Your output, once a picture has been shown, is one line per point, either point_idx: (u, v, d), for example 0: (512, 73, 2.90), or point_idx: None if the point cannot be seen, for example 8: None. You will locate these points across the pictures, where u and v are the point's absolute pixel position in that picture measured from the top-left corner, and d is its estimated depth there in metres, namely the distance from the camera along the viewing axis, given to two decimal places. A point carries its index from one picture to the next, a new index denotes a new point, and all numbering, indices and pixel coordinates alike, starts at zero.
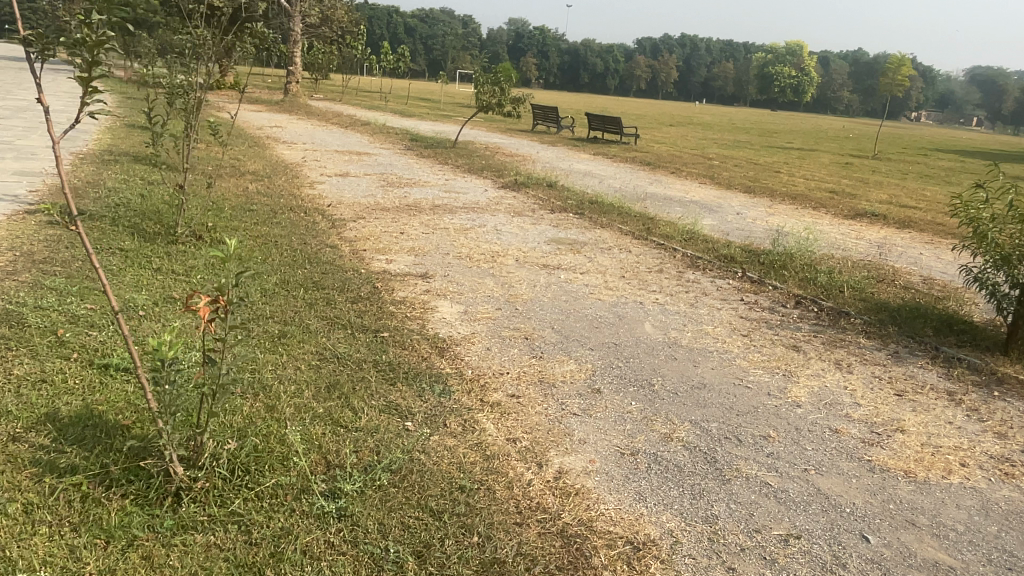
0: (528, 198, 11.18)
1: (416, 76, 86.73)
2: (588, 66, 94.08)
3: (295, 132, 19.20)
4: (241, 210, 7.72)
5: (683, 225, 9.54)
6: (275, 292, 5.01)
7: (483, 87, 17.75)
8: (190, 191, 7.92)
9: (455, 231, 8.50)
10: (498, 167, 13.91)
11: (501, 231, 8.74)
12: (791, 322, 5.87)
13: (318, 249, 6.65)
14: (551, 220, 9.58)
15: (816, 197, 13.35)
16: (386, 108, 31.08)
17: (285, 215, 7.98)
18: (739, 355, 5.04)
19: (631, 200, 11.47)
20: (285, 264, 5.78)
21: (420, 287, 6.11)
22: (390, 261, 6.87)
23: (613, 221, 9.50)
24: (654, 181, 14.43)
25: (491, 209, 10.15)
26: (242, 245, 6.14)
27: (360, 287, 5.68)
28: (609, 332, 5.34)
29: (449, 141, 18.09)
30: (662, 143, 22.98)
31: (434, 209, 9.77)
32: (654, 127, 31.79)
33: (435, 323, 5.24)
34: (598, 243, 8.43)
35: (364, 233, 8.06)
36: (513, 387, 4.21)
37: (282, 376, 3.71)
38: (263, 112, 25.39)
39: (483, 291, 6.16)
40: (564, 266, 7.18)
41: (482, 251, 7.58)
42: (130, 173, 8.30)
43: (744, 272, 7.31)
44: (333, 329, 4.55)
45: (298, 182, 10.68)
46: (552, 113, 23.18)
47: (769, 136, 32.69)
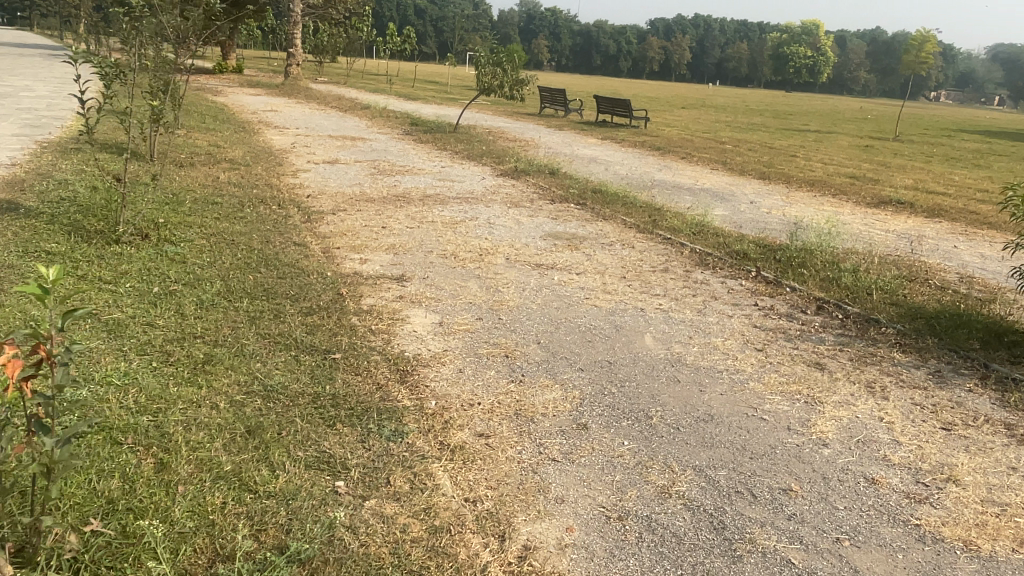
0: (526, 187, 10.42)
1: (424, 59, 85.54)
2: (599, 48, 92.56)
3: (291, 116, 18.50)
4: (205, 203, 7.06)
5: (693, 216, 8.76)
6: (213, 304, 4.35)
7: (484, 68, 16.92)
8: (150, 184, 7.26)
9: (442, 224, 7.79)
10: (499, 153, 13.18)
11: (493, 224, 8.02)
12: (814, 333, 5.13)
13: (281, 248, 5.97)
14: (549, 212, 8.84)
15: (837, 183, 12.52)
16: (389, 91, 30.30)
17: (254, 208, 7.29)
18: (753, 376, 4.32)
19: (638, 189, 10.68)
20: (236, 268, 5.11)
21: (392, 292, 5.41)
22: (363, 261, 6.18)
23: (616, 212, 8.76)
24: (664, 167, 13.60)
25: (485, 200, 9.41)
26: (192, 245, 5.48)
27: (321, 294, 4.99)
28: (602, 347, 4.62)
29: (450, 125, 17.33)
30: (674, 126, 22.11)
31: (423, 200, 9.05)
32: (666, 109, 30.81)
33: (402, 338, 4.54)
34: (599, 237, 7.69)
35: (342, 227, 7.36)
36: (481, 423, 3.51)
37: (191, 420, 3.06)
38: (259, 96, 24.62)
39: (462, 296, 5.46)
40: (558, 266, 6.47)
41: (468, 248, 6.86)
42: (88, 162, 7.66)
43: (759, 271, 6.55)
44: (272, 350, 3.88)
45: (279, 171, 9.98)
46: (558, 95, 22.32)
47: (784, 118, 31.59)
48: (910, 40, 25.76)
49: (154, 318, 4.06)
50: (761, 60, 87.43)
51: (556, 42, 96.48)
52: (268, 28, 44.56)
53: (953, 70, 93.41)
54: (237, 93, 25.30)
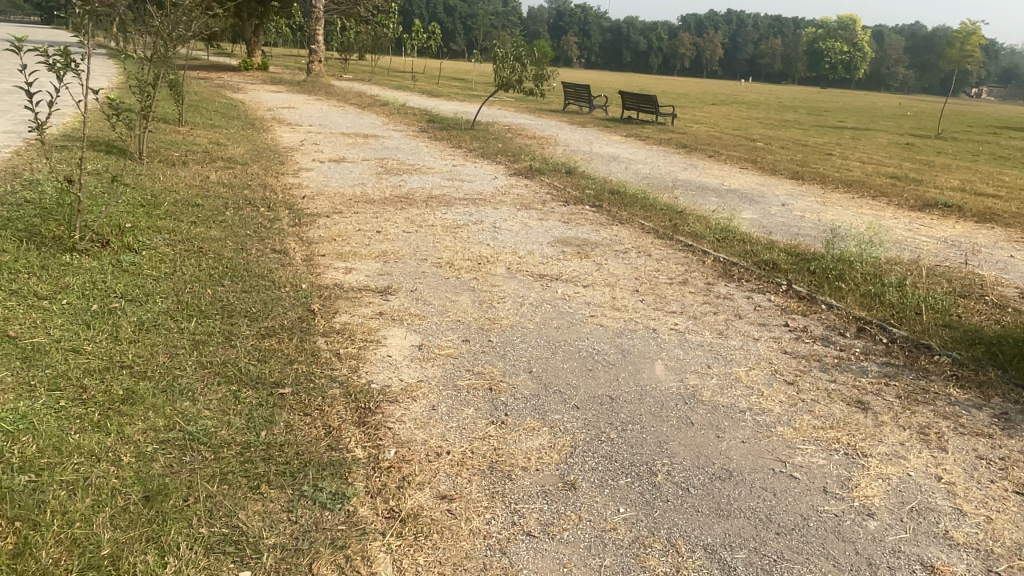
0: (540, 188, 9.78)
1: (452, 56, 85.09)
2: (629, 44, 91.30)
3: (306, 113, 18.06)
4: (185, 204, 6.55)
5: (718, 220, 8.04)
6: (155, 325, 3.81)
7: (503, 63, 16.28)
8: (130, 185, 6.80)
9: (442, 228, 7.20)
10: (514, 151, 12.56)
11: (498, 229, 7.40)
12: (855, 362, 4.42)
13: (256, 255, 5.43)
14: (561, 215, 8.19)
15: (876, 183, 11.66)
16: (412, 88, 29.85)
17: (239, 210, 6.76)
18: (782, 419, 3.63)
19: (660, 189, 9.98)
20: (196, 280, 4.57)
21: (372, 308, 4.82)
22: (348, 271, 5.61)
23: (634, 216, 8.08)
24: (690, 166, 12.84)
25: (493, 201, 8.80)
26: (154, 254, 4.96)
27: (287, 311, 4.43)
28: (605, 378, 3.97)
29: (467, 122, 16.73)
30: (702, 123, 21.27)
31: (427, 201, 8.47)
32: (696, 105, 29.85)
33: (372, 365, 3.94)
34: (613, 244, 7.03)
35: (333, 232, 6.81)
36: (446, 482, 2.89)
37: (80, 482, 2.49)
38: (279, 93, 24.27)
39: (451, 312, 4.85)
40: (564, 276, 5.83)
41: (466, 256, 6.25)
42: (69, 160, 7.22)
43: (791, 285, 5.84)
44: (209, 384, 3.31)
45: (279, 170, 9.49)
46: (582, 91, 21.60)
47: (819, 114, 30.45)
48: (954, 33, 24.52)
49: (82, 343, 3.51)
50: (796, 55, 85.41)
51: (585, 38, 95.42)
52: (293, 25, 44.42)
53: (995, 65, 90.55)
54: (257, 89, 25.01)
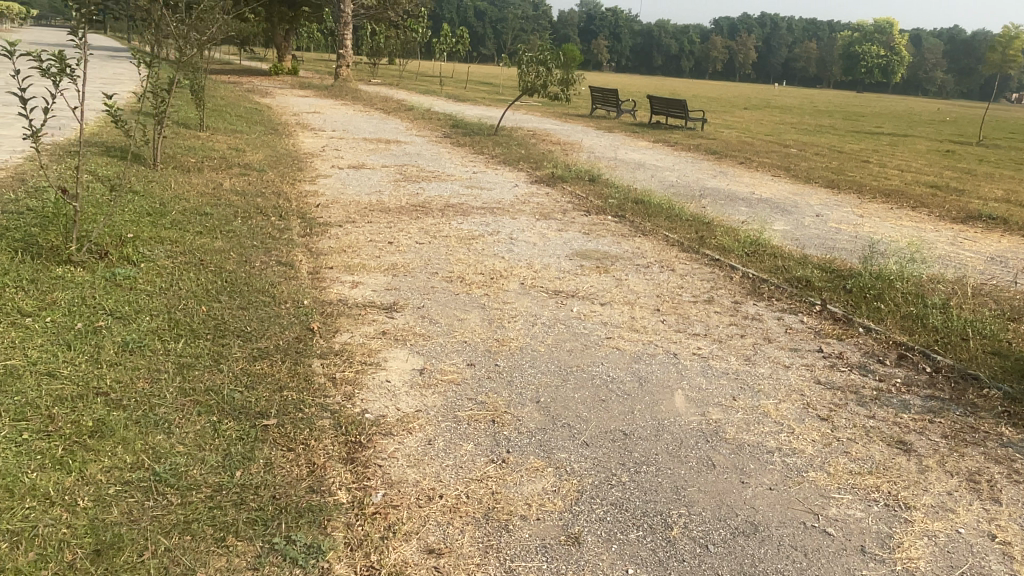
0: (561, 197, 9.48)
1: (482, 61, 85.17)
2: (660, 49, 90.54)
3: (331, 118, 17.99)
4: (193, 213, 6.38)
5: (747, 232, 7.65)
6: (140, 347, 3.59)
7: (528, 67, 16.02)
8: (140, 193, 6.66)
9: (457, 239, 6.94)
10: (537, 157, 12.28)
11: (515, 240, 7.12)
12: (895, 395, 4.05)
13: (260, 267, 5.22)
14: (582, 226, 7.88)
15: (915, 193, 11.15)
16: (440, 92, 29.74)
17: (249, 219, 6.57)
18: (815, 462, 3.29)
19: (686, 199, 9.63)
20: (191, 295, 4.36)
21: (376, 327, 4.57)
22: (354, 286, 5.37)
23: (658, 227, 7.75)
24: (719, 174, 12.43)
25: (512, 210, 8.52)
26: (152, 267, 4.77)
27: (284, 330, 4.19)
28: (620, 411, 3.66)
29: (491, 127, 16.50)
30: (733, 129, 20.77)
31: (443, 210, 8.23)
32: (727, 110, 29.28)
33: (370, 391, 3.68)
34: (634, 257, 6.70)
35: (344, 242, 6.60)
36: (436, 532, 2.61)
37: (27, 531, 2.26)
38: (305, 97, 24.32)
39: (458, 332, 4.58)
40: (581, 293, 5.52)
41: (479, 270, 5.98)
42: (81, 167, 7.11)
43: (825, 305, 5.47)
44: (188, 414, 3.08)
45: (295, 177, 9.33)
46: (610, 96, 21.24)
47: (855, 119, 29.64)
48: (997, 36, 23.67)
49: (59, 366, 3.31)
50: (831, 59, 83.83)
51: (615, 42, 94.87)
52: (323, 29, 44.74)
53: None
54: (285, 94, 25.09)
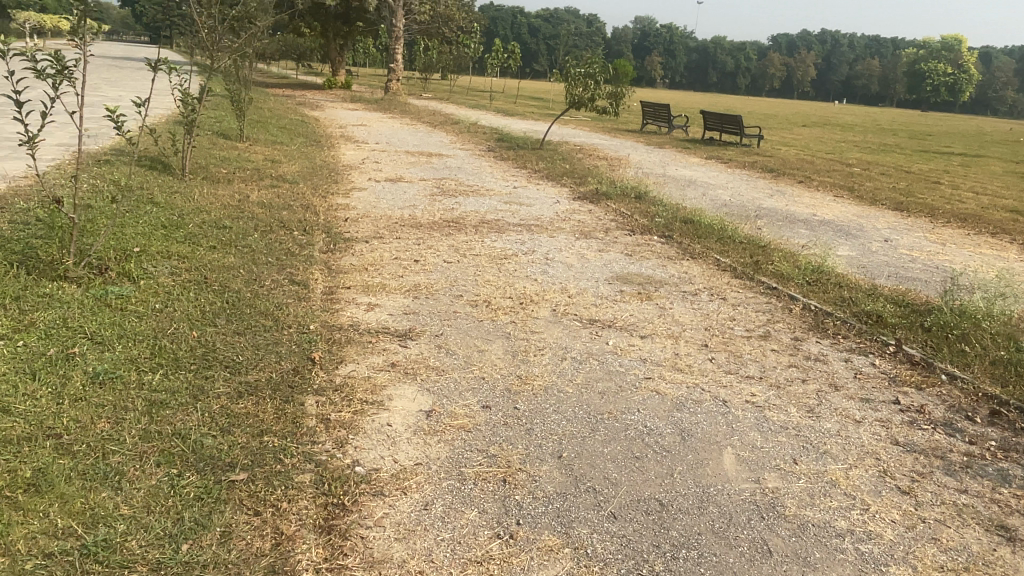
0: (604, 215, 8.93)
1: (534, 77, 85.26)
2: (716, 65, 89.09)
3: (376, 131, 17.82)
4: (211, 226, 6.06)
5: (807, 258, 6.97)
6: (111, 379, 3.19)
7: (576, 80, 15.54)
8: (160, 204, 6.40)
9: (488, 259, 6.46)
10: (582, 173, 11.75)
11: (551, 261, 6.61)
12: (992, 465, 3.38)
13: (269, 286, 4.82)
14: (624, 246, 7.31)
15: (994, 218, 10.22)
16: (489, 107, 29.52)
17: (269, 233, 6.22)
18: (896, 553, 2.66)
19: (740, 219, 8.96)
20: (185, 317, 3.96)
21: (386, 358, 4.10)
22: (370, 309, 4.92)
23: (708, 249, 7.13)
24: (776, 193, 11.68)
25: (550, 228, 8.01)
26: (151, 284, 4.41)
27: (281, 360, 3.75)
28: (656, 472, 3.09)
29: (537, 142, 16.05)
30: (791, 146, 19.86)
31: (477, 227, 7.77)
32: (785, 127, 28.19)
33: (366, 438, 3.20)
34: (681, 283, 6.11)
35: (368, 259, 6.19)
36: None
37: None
38: (353, 110, 24.38)
39: (476, 366, 4.07)
40: (619, 323, 4.96)
41: (508, 293, 5.47)
42: (107, 176, 6.93)
43: (900, 345, 4.78)
44: (145, 464, 2.64)
45: (328, 189, 9.02)
46: (662, 111, 20.58)
47: (922, 138, 28.19)
48: None
49: (16, 399, 2.93)
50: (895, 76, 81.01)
51: (669, 59, 93.79)
52: (376, 44, 45.28)
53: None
54: (335, 107, 25.18)
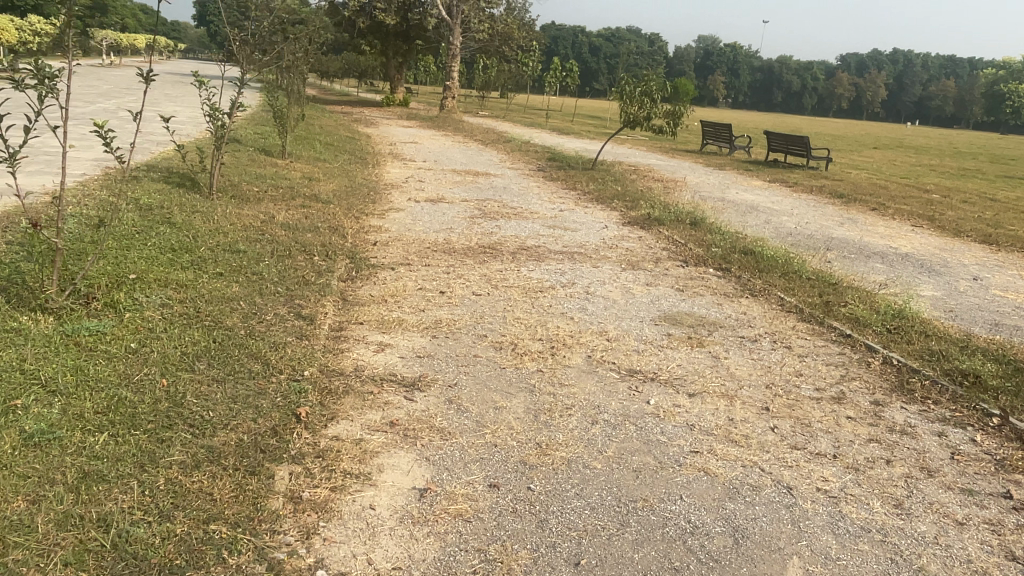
0: (655, 243, 8.22)
1: (593, 95, 84.72)
2: (781, 85, 86.85)
3: (427, 148, 17.50)
4: (224, 249, 5.64)
5: (886, 299, 6.12)
6: (48, 441, 2.71)
7: (632, 98, 14.86)
8: (176, 225, 6.04)
9: (522, 292, 5.86)
10: (634, 195, 11.07)
11: (591, 295, 5.96)
12: None
13: (269, 321, 4.32)
14: (676, 280, 6.60)
15: None
16: (545, 126, 29.04)
17: (285, 259, 5.77)
18: None
19: (807, 250, 8.12)
20: (160, 360, 3.49)
21: (386, 414, 3.52)
22: (379, 350, 4.36)
23: (771, 286, 6.36)
24: (847, 221, 10.72)
25: (595, 257, 7.36)
26: (135, 318, 3.97)
27: (259, 416, 3.22)
28: None
29: (589, 161, 15.42)
30: (863, 170, 18.65)
31: (515, 254, 7.18)
32: (857, 150, 26.76)
33: (340, 527, 2.61)
34: (739, 326, 5.37)
35: (390, 289, 5.67)
36: None
37: None
38: (408, 128, 24.22)
39: (489, 428, 3.45)
40: (663, 375, 4.26)
41: (539, 334, 4.85)
42: (130, 194, 6.65)
43: (1007, 417, 3.94)
44: (50, 568, 2.14)
45: (363, 209, 8.60)
46: (723, 130, 19.67)
47: (1007, 163, 26.31)
48: None
49: None
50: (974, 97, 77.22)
51: (733, 78, 91.88)
52: (436, 62, 45.49)
53: None
54: (390, 124, 25.14)
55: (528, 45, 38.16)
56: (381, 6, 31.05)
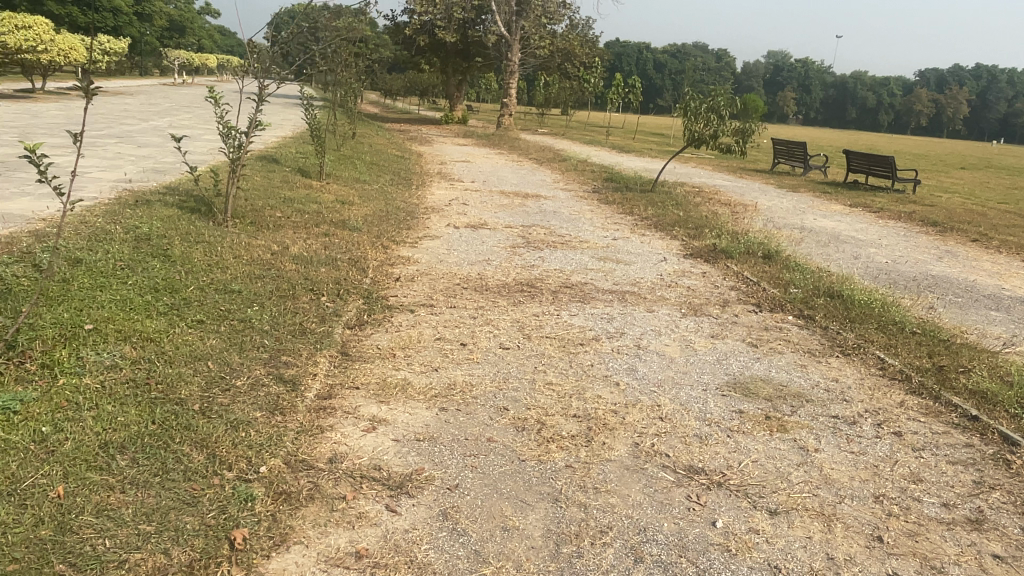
0: (721, 281, 7.15)
1: (656, 113, 83.07)
2: (856, 101, 83.35)
3: (478, 168, 16.74)
4: (217, 288, 4.90)
5: (1016, 365, 4.91)
6: None
7: (696, 115, 13.75)
8: (171, 258, 5.34)
9: (559, 344, 4.91)
10: (698, 222, 9.98)
11: (645, 350, 4.96)
12: None
13: (238, 389, 3.51)
14: (747, 331, 5.54)
15: None
16: (605, 144, 27.98)
17: (287, 301, 4.97)
18: None
19: (903, 292, 6.90)
20: (69, 458, 2.70)
21: (354, 537, 2.62)
22: (369, 429, 3.47)
23: (866, 344, 5.22)
24: (946, 255, 9.35)
25: (650, 297, 6.35)
26: (66, 387, 3.21)
27: (174, 546, 2.38)
28: None
29: (648, 182, 14.36)
30: (955, 194, 16.93)
31: (557, 295, 6.24)
32: (944, 171, 24.71)
33: None
34: (830, 400, 4.27)
35: (403, 338, 4.81)
36: None
37: None
38: (462, 146, 23.67)
39: (490, 568, 2.51)
40: (734, 479, 3.24)
41: (574, 407, 3.89)
42: (131, 223, 6.02)
43: None
44: None
45: (393, 237, 7.84)
46: (796, 149, 18.28)
47: None
48: None
49: None
50: None
51: (803, 94, 88.73)
52: (496, 79, 45.09)
53: None
54: (445, 143, 24.60)
55: (590, 61, 37.24)
56: (440, 23, 30.70)
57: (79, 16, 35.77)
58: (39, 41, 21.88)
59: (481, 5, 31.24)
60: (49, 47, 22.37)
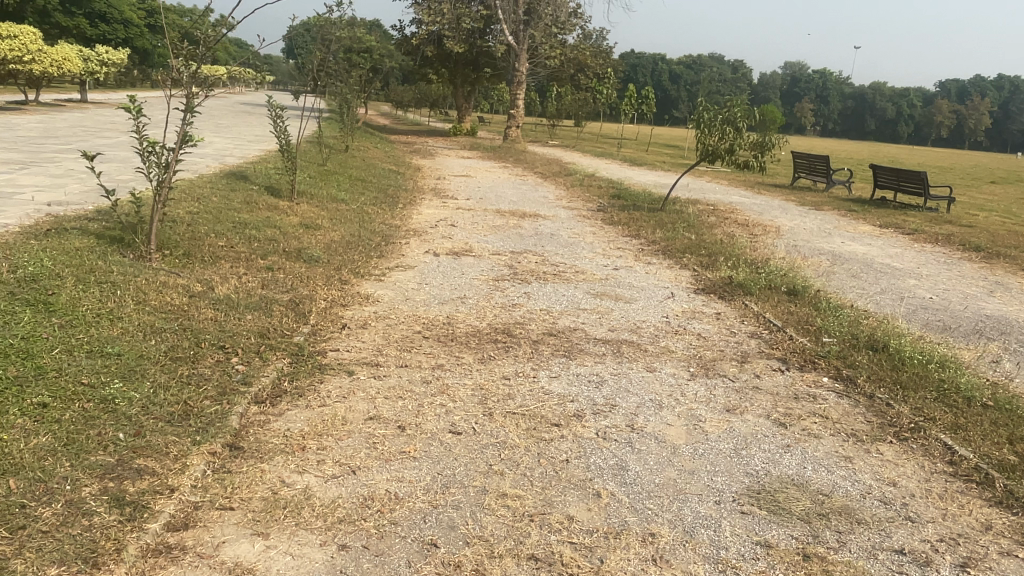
0: (739, 324, 6.01)
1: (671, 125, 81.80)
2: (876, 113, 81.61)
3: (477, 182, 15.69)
4: (90, 350, 3.85)
5: None
6: None
7: (711, 128, 12.61)
8: (49, 306, 4.30)
9: (529, 427, 3.79)
10: (711, 247, 8.84)
11: (640, 433, 3.82)
12: None
13: (37, 528, 2.46)
14: (772, 400, 4.39)
15: None
16: (617, 156, 26.87)
17: (180, 366, 3.89)
18: None
19: (958, 341, 5.70)
20: None
21: None
22: None
23: (927, 424, 4.04)
24: (997, 287, 8.13)
25: (651, 350, 5.22)
26: None
27: None
28: None
29: (658, 200, 13.24)
30: (994, 211, 15.61)
31: (538, 347, 5.13)
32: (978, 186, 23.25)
33: None
34: (892, 520, 3.10)
35: (325, 417, 3.71)
36: None
37: None
38: (467, 159, 22.65)
39: None
40: None
41: (531, 541, 2.76)
42: (21, 258, 4.99)
43: None
44: None
45: (356, 268, 6.77)
46: (819, 163, 17.05)
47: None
48: None
49: None
50: None
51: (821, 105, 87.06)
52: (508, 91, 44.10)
53: None
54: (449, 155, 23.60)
55: (602, 72, 36.20)
56: (447, 34, 29.80)
57: (86, 28, 35.17)
58: (25, 49, 21.09)
59: (489, 14, 30.33)
60: (39, 57, 21.54)
